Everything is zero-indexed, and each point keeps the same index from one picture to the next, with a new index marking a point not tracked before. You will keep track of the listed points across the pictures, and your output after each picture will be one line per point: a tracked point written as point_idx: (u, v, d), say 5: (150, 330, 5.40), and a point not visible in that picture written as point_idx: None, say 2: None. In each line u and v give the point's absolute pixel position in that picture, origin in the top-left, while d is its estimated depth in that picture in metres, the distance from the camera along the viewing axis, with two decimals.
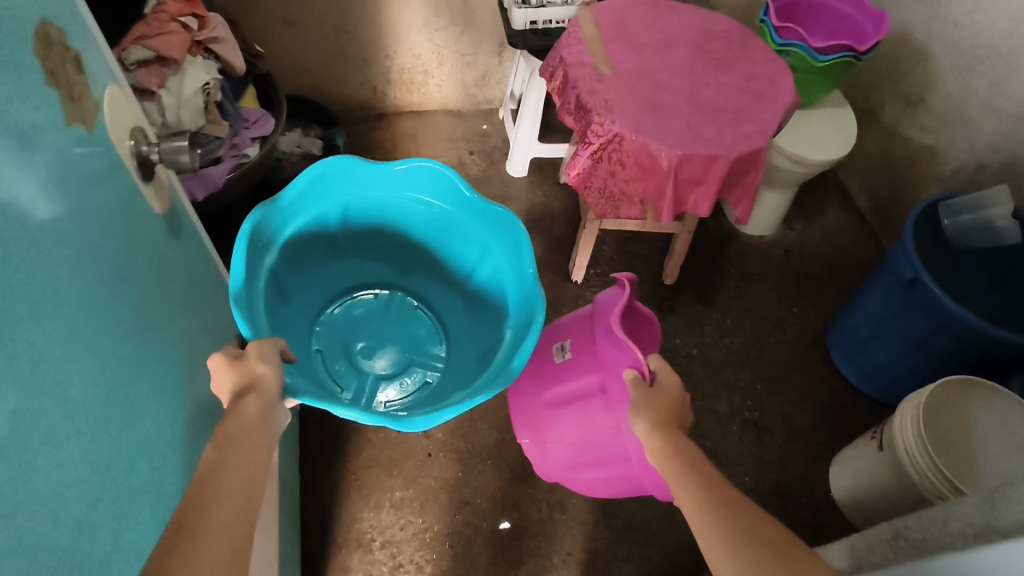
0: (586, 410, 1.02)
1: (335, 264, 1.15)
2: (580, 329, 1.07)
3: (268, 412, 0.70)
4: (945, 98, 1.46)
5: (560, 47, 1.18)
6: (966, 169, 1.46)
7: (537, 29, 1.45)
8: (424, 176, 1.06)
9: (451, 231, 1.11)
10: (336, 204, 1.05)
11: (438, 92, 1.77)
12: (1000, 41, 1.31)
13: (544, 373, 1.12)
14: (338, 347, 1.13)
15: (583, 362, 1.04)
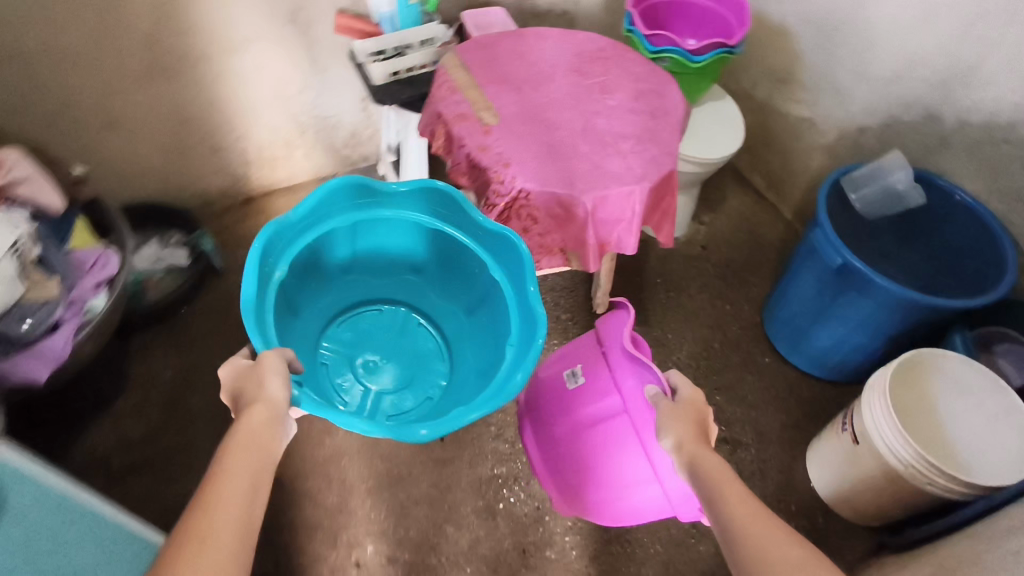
0: (606, 434, 0.99)
1: (346, 277, 1.12)
2: (589, 353, 1.06)
3: (275, 423, 0.71)
4: (812, 70, 1.47)
5: (433, 98, 1.08)
6: (850, 136, 1.44)
7: (400, 78, 1.33)
8: (430, 194, 1.00)
9: (451, 248, 1.05)
10: (345, 218, 0.99)
11: (308, 161, 1.60)
12: (852, 8, 1.32)
13: (557, 402, 1.09)
14: (344, 360, 1.11)
15: (597, 386, 1.02)
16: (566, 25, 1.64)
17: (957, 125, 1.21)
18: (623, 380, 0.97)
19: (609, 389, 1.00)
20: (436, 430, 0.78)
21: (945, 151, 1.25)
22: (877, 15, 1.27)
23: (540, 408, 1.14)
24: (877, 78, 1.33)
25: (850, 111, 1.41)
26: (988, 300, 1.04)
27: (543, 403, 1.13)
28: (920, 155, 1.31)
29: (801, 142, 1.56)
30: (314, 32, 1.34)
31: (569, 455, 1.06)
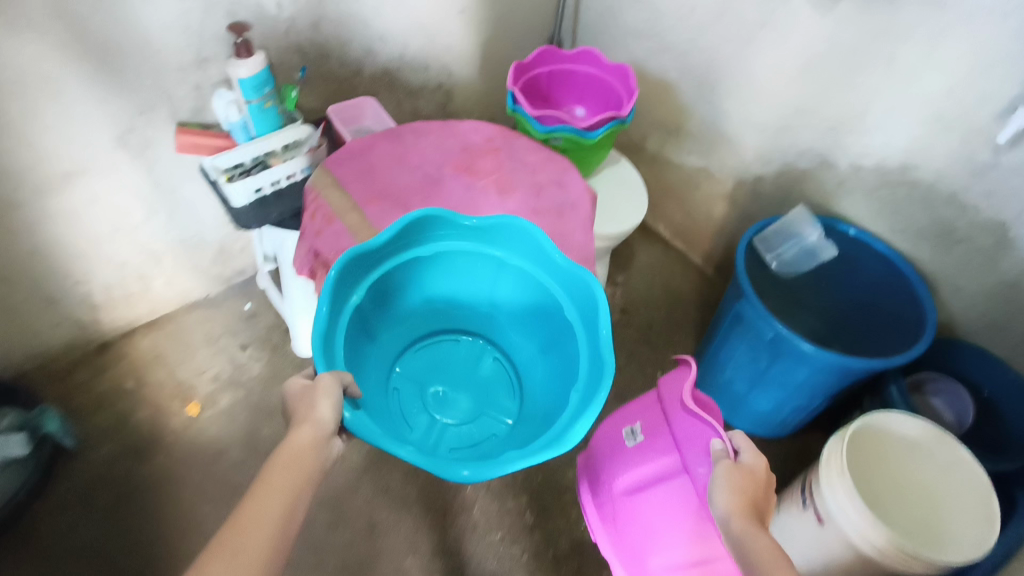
0: (669, 492, 0.97)
1: (428, 305, 1.05)
2: (650, 409, 1.04)
3: (319, 440, 0.73)
4: (699, 121, 1.43)
5: (308, 238, 0.94)
6: (746, 183, 1.41)
7: (265, 194, 1.17)
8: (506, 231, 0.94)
9: (524, 283, 0.98)
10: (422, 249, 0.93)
11: (171, 288, 1.38)
12: (732, 61, 1.29)
13: (615, 459, 1.08)
14: (415, 386, 1.05)
15: (656, 443, 0.99)
16: (443, 98, 1.52)
17: (850, 170, 1.21)
18: (684, 436, 0.94)
19: (670, 445, 0.97)
20: (479, 471, 0.74)
21: (844, 195, 1.24)
22: (755, 67, 1.25)
23: (599, 466, 1.12)
24: (766, 128, 1.30)
25: (745, 161, 1.38)
26: (920, 349, 1.01)
27: (602, 462, 1.12)
28: (819, 201, 1.29)
29: (700, 192, 1.52)
30: (153, 152, 1.15)
31: (630, 515, 1.04)
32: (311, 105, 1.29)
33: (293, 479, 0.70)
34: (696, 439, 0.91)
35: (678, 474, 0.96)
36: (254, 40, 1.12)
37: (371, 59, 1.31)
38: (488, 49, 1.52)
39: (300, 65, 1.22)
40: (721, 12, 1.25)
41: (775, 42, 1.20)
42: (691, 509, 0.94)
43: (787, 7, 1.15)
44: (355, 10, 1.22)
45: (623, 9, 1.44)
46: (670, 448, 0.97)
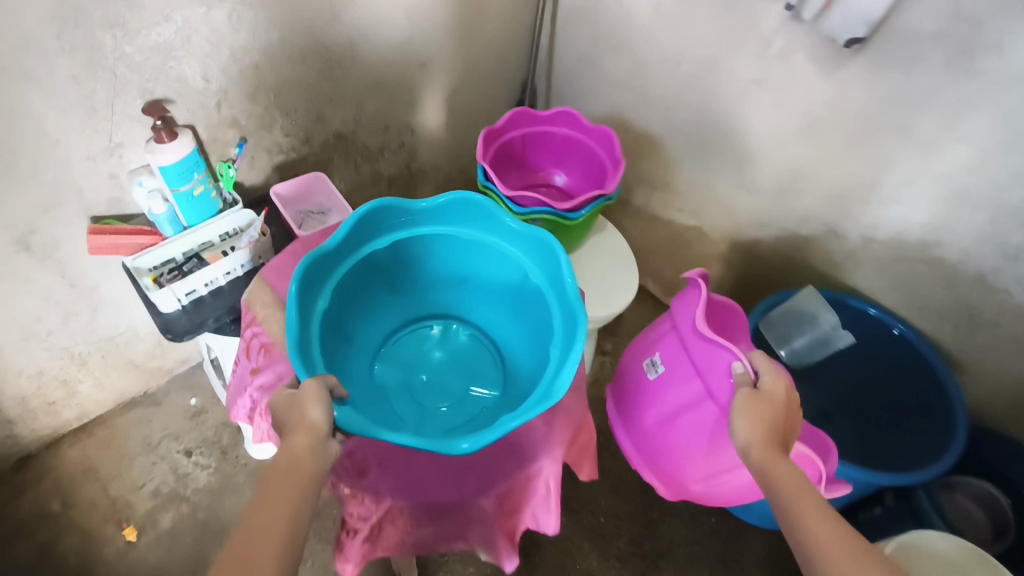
0: (697, 416, 0.96)
1: (398, 295, 0.95)
2: (666, 340, 1.03)
3: (316, 444, 0.63)
4: (689, 179, 1.30)
5: (245, 380, 0.80)
6: (741, 246, 1.29)
7: (200, 296, 1.00)
8: (464, 208, 0.86)
9: (492, 258, 0.90)
10: (380, 239, 0.84)
11: (101, 389, 1.21)
12: (725, 119, 1.16)
13: (640, 395, 1.09)
14: (401, 381, 0.94)
15: (676, 371, 0.99)
16: (405, 157, 1.37)
17: (860, 242, 1.09)
18: (703, 363, 0.94)
19: (690, 374, 0.97)
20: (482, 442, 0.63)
21: (853, 267, 1.12)
22: (751, 126, 1.13)
23: (626, 401, 1.13)
24: (765, 191, 1.17)
25: (739, 224, 1.26)
26: (956, 452, 0.93)
27: (630, 400, 1.13)
28: (825, 270, 1.17)
29: (691, 252, 1.40)
30: (64, 252, 0.98)
31: (660, 443, 1.06)
32: (253, 181, 1.13)
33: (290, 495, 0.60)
34: (715, 366, 0.91)
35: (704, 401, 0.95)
36: (178, 120, 0.96)
37: (322, 125, 1.16)
38: (454, 101, 1.37)
39: (237, 140, 1.05)
40: (714, 66, 1.12)
41: (774, 101, 1.07)
42: (717, 432, 0.94)
43: (787, 65, 1.01)
44: (299, 76, 1.06)
45: (602, 56, 1.30)
46: (691, 377, 0.97)
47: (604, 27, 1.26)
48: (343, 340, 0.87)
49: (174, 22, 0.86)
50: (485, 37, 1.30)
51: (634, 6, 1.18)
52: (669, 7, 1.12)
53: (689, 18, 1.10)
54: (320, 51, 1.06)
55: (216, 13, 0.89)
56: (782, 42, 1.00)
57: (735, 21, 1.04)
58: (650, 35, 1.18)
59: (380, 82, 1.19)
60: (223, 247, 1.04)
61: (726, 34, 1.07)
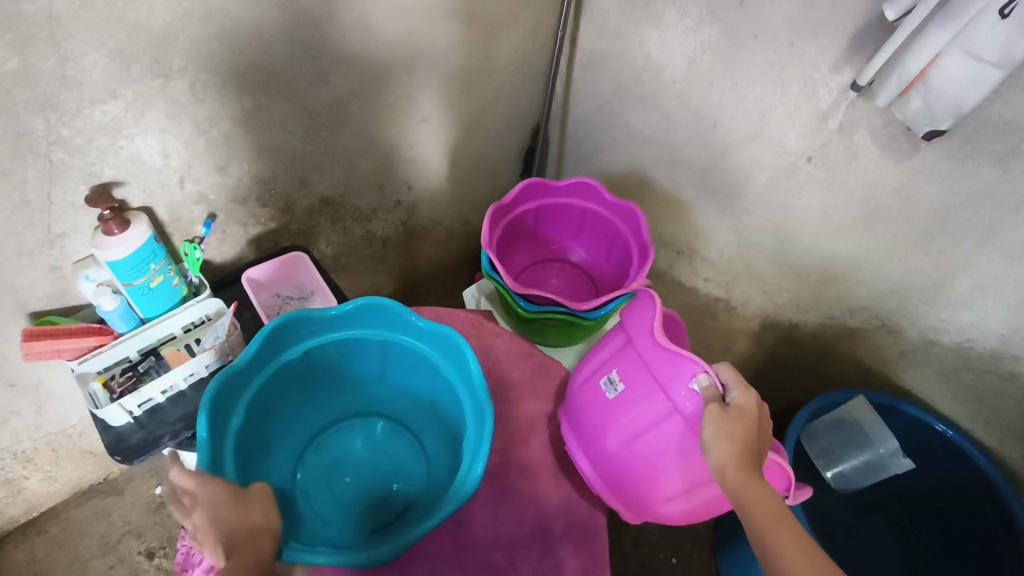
0: (651, 445, 0.63)
1: (324, 393, 0.75)
2: (605, 346, 0.70)
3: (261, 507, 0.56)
4: (721, 251, 1.15)
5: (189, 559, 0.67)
6: (778, 328, 1.15)
7: (157, 404, 0.86)
8: (372, 313, 0.68)
9: (411, 354, 0.71)
10: (294, 350, 0.66)
11: (53, 482, 1.07)
12: (764, 193, 1.02)
13: (593, 425, 0.69)
14: (322, 488, 0.73)
15: (633, 389, 0.65)
16: (403, 214, 1.22)
17: (920, 342, 0.95)
18: (657, 376, 0.63)
19: (651, 392, 0.63)
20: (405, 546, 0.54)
21: (909, 368, 0.99)
22: (798, 204, 0.98)
23: (584, 426, 0.70)
24: (808, 274, 1.03)
25: (775, 304, 1.12)
26: None
27: (586, 426, 0.70)
28: (875, 365, 1.04)
29: (718, 327, 1.25)
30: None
31: (640, 481, 0.65)
32: (224, 257, 0.99)
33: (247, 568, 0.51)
34: (678, 384, 0.61)
35: (660, 428, 0.63)
36: (131, 202, 0.82)
37: (306, 191, 1.01)
38: (456, 155, 1.22)
39: (205, 217, 0.91)
40: (755, 133, 0.97)
41: (827, 180, 0.93)
42: (684, 462, 0.62)
43: (847, 142, 0.87)
44: (278, 143, 0.92)
45: (624, 109, 1.15)
46: (646, 397, 0.64)
47: (629, 78, 1.11)
48: (260, 462, 0.67)
49: (123, 98, 0.73)
50: (495, 84, 1.15)
51: (665, 59, 1.03)
52: (706, 64, 0.98)
53: (730, 78, 0.96)
54: (303, 116, 0.91)
55: (174, 84, 0.76)
56: (842, 118, 0.86)
57: (788, 88, 0.90)
58: (684, 93, 1.03)
59: (373, 142, 1.04)
60: (185, 341, 0.90)
61: (773, 100, 0.93)
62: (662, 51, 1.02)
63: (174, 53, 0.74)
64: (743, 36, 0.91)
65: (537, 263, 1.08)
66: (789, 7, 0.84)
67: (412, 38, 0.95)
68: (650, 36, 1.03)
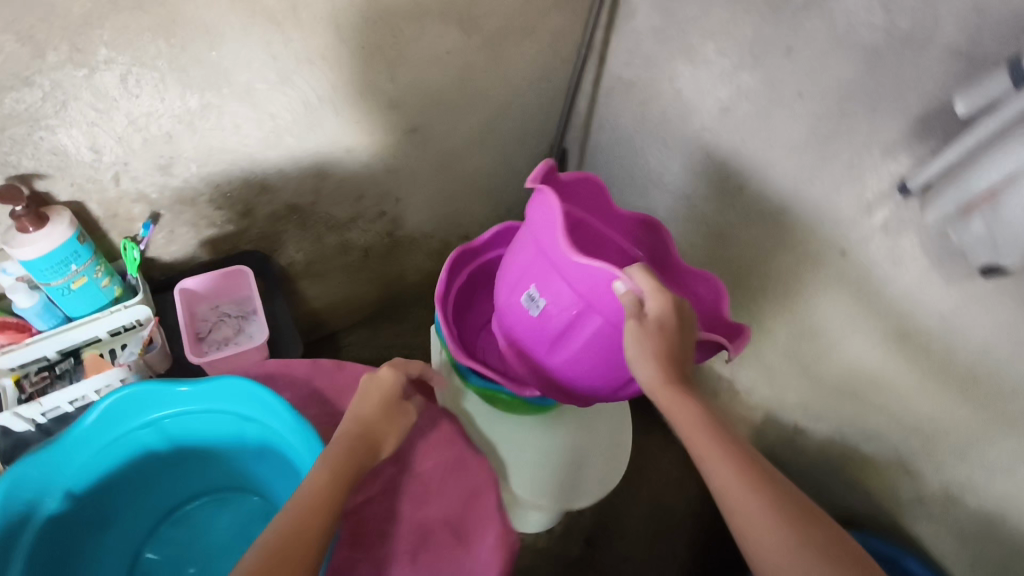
0: (592, 345, 0.67)
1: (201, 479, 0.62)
2: (519, 259, 0.70)
3: (387, 408, 0.64)
4: (731, 326, 0.99)
5: None
6: (783, 425, 0.99)
7: (65, 412, 0.80)
8: (245, 402, 0.55)
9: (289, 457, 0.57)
10: (148, 428, 0.55)
11: None
12: (787, 276, 0.85)
13: (528, 335, 0.72)
14: None
15: (555, 300, 0.67)
16: (389, 225, 1.12)
17: (941, 495, 0.79)
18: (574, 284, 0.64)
19: (572, 300, 0.65)
20: None
21: (922, 515, 0.83)
22: (824, 299, 0.81)
23: (523, 338, 0.73)
24: (824, 378, 0.87)
25: (783, 399, 0.96)
26: None
27: (525, 338, 0.73)
28: (889, 498, 0.87)
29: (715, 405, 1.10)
30: None
31: (592, 374, 0.70)
32: (175, 256, 0.92)
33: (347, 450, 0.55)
34: (599, 290, 0.62)
35: (596, 329, 0.66)
36: (57, 195, 0.75)
37: (269, 198, 0.92)
38: (455, 169, 1.09)
39: (145, 217, 0.84)
40: (786, 207, 0.81)
41: (859, 283, 0.76)
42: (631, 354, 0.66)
43: (888, 245, 0.71)
44: (234, 146, 0.82)
45: (644, 147, 0.99)
46: (571, 304, 0.66)
47: (653, 113, 0.94)
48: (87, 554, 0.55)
49: (39, 86, 0.64)
50: (505, 99, 1.02)
51: (694, 100, 0.86)
52: (739, 116, 0.81)
53: (764, 138, 0.79)
54: (263, 118, 0.81)
55: (101, 76, 0.66)
56: (889, 215, 0.69)
57: (831, 165, 0.73)
58: (710, 143, 0.87)
59: (351, 150, 0.93)
60: (110, 346, 0.84)
61: (811, 174, 0.75)
62: (693, 90, 0.85)
63: (98, 42, 0.64)
64: (784, 92, 0.74)
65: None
66: (846, 67, 0.67)
67: (399, 43, 0.83)
68: (681, 71, 0.86)
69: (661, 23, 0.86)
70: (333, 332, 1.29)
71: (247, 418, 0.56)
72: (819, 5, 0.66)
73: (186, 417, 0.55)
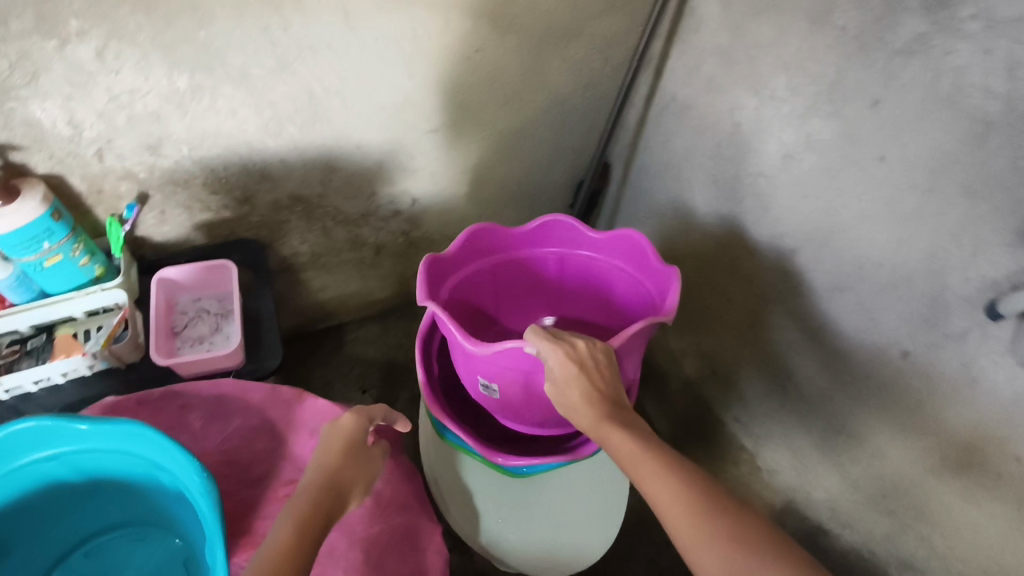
0: None
1: (127, 510, 0.57)
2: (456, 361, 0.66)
3: (352, 457, 0.54)
4: (760, 397, 0.86)
5: None
6: (803, 517, 0.86)
7: (30, 391, 0.77)
8: (157, 454, 0.49)
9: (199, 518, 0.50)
10: (54, 463, 0.50)
11: None
12: (834, 361, 0.72)
13: (509, 411, 0.67)
14: None
15: (507, 384, 0.62)
16: (405, 225, 1.04)
17: None
18: (507, 368, 0.59)
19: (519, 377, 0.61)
20: None
21: None
22: (874, 399, 0.68)
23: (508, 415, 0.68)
24: (861, 483, 0.74)
25: (810, 491, 0.84)
26: None
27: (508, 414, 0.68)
28: None
29: (731, 475, 0.97)
30: None
31: None
32: (166, 237, 0.86)
33: (307, 506, 0.47)
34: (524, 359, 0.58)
35: None
36: (35, 167, 0.69)
37: (270, 185, 0.85)
38: (481, 174, 0.99)
39: (131, 199, 0.78)
40: (845, 285, 0.67)
41: (919, 391, 0.63)
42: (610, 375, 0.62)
43: (963, 358, 0.57)
44: (229, 133, 0.75)
45: (690, 180, 0.85)
46: (521, 380, 0.61)
47: (705, 144, 0.80)
48: None
49: (6, 56, 0.58)
50: (542, 105, 0.90)
51: (754, 140, 0.72)
52: (804, 167, 0.67)
53: (831, 199, 0.65)
54: (261, 106, 0.73)
55: (75, 49, 0.60)
56: (973, 325, 0.55)
57: (909, 250, 0.59)
58: (765, 192, 0.73)
59: (362, 146, 0.85)
60: (86, 327, 0.80)
61: (881, 254, 0.62)
62: (754, 127, 0.71)
63: (68, 12, 0.57)
64: (864, 152, 0.60)
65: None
66: (948, 136, 0.52)
67: (420, 36, 0.73)
68: (745, 103, 0.72)
69: (729, 44, 0.72)
70: (339, 323, 1.23)
71: (158, 467, 0.50)
72: (924, 54, 0.52)
73: (97, 455, 0.50)
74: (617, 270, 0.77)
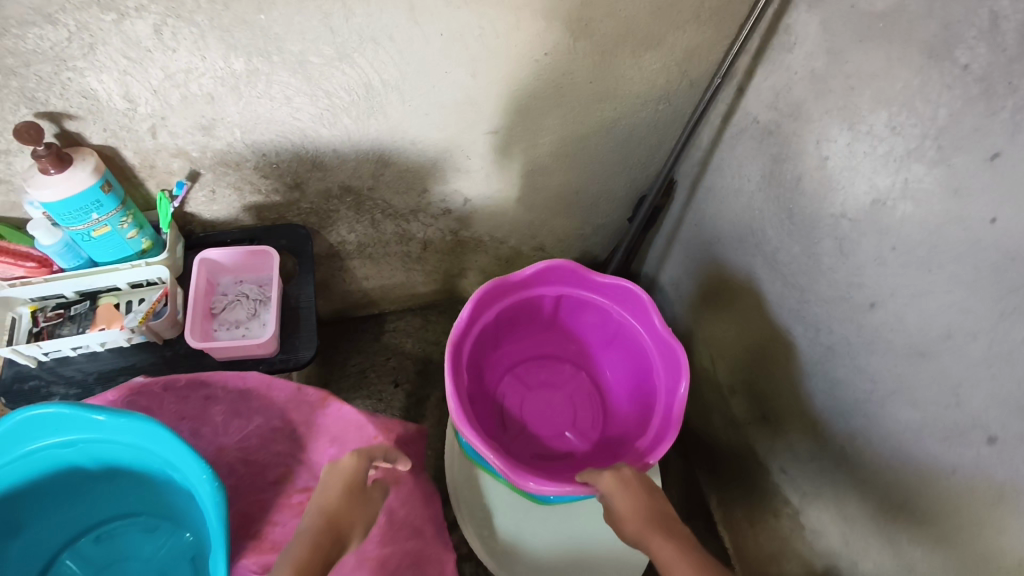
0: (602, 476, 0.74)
1: (142, 498, 0.56)
2: None
3: (352, 497, 0.52)
4: (813, 452, 0.79)
5: None
6: None
7: (68, 355, 0.77)
8: (169, 454, 0.47)
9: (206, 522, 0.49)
10: (70, 448, 0.49)
11: None
12: (903, 432, 0.65)
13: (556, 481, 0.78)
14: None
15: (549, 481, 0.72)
16: (454, 224, 1.00)
17: None
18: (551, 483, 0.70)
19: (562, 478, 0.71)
20: None
21: None
22: (946, 482, 0.61)
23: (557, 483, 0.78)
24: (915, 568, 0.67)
25: (856, 563, 0.76)
26: None
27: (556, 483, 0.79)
28: None
29: (770, 528, 0.91)
30: None
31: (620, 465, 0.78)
32: (215, 215, 0.86)
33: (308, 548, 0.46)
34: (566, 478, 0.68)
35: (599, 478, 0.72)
36: (89, 137, 0.69)
37: (321, 175, 0.83)
38: (537, 181, 0.95)
39: (181, 176, 0.77)
40: (928, 352, 0.60)
41: (1002, 484, 0.55)
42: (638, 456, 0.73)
43: None
44: (283, 119, 0.73)
45: (763, 211, 0.79)
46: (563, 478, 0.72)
47: (785, 176, 0.73)
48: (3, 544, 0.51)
49: (64, 26, 0.57)
50: (610, 114, 0.85)
51: (841, 179, 0.65)
52: (896, 216, 0.60)
53: (923, 256, 0.58)
54: (316, 95, 0.70)
55: (133, 23, 0.58)
56: None
57: (1013, 327, 0.51)
58: (847, 237, 0.66)
59: (417, 142, 0.81)
60: (128, 298, 0.81)
61: (978, 326, 0.54)
62: (843, 165, 0.64)
63: None
64: (971, 210, 0.53)
65: (531, 362, 0.98)
66: None
67: (487, 35, 0.68)
68: (835, 136, 0.65)
69: (826, 69, 0.65)
70: (379, 313, 1.22)
71: (171, 466, 0.49)
72: None
73: (112, 445, 0.49)
74: (610, 310, 0.86)
